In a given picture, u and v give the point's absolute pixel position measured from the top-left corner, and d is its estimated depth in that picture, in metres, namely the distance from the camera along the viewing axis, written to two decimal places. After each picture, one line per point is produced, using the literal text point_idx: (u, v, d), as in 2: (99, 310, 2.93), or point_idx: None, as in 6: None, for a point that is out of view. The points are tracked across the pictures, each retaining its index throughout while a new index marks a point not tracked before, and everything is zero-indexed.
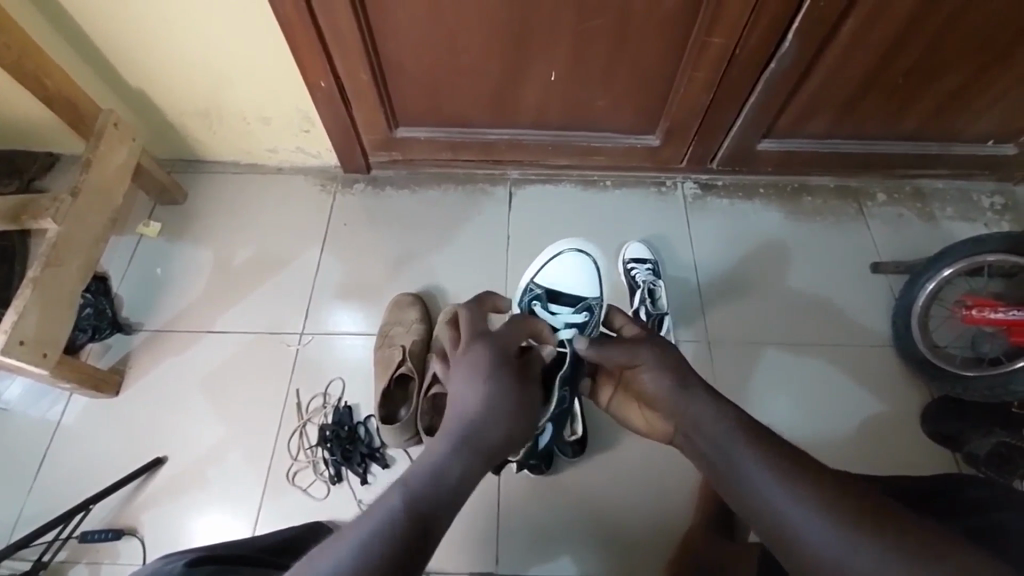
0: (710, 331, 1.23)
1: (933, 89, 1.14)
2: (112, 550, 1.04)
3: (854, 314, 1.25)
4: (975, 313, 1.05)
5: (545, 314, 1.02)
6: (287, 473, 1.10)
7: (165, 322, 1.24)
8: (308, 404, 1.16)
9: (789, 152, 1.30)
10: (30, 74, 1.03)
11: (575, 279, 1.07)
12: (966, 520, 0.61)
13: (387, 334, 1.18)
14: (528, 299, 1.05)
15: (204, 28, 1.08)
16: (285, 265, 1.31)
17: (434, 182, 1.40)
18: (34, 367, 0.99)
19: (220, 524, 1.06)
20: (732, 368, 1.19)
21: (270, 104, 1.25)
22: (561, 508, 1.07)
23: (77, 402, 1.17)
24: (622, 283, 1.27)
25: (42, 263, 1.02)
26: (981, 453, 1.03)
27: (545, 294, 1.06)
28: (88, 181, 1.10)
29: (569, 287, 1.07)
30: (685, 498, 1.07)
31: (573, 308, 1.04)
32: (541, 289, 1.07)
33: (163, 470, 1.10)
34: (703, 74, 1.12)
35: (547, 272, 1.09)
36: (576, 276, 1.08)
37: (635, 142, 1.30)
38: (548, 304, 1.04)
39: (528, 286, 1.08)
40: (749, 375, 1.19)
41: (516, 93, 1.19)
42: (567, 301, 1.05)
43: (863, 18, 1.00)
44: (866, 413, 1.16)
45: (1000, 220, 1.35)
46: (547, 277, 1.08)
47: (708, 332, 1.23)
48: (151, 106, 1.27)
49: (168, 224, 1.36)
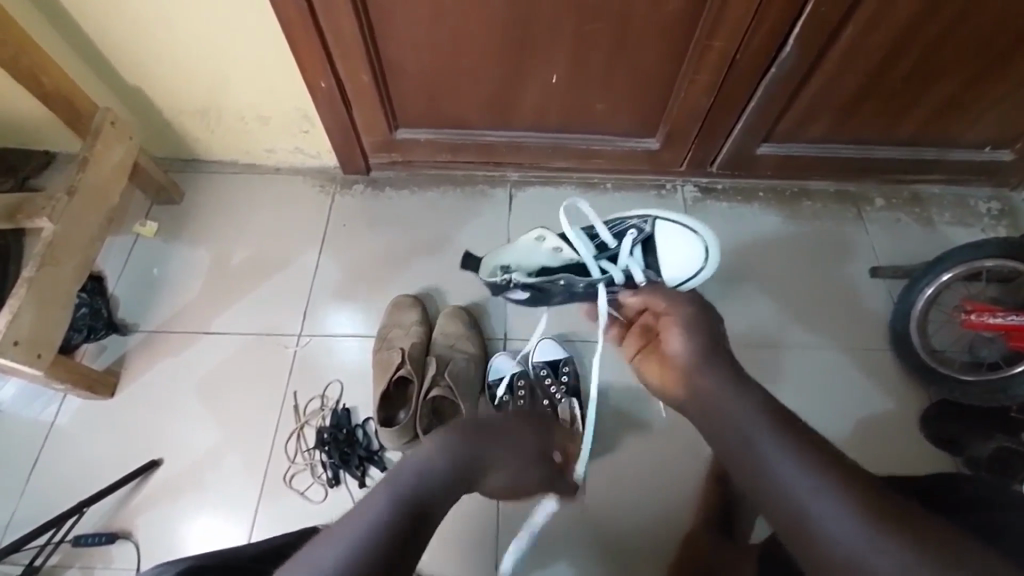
0: None
1: (932, 95, 1.15)
2: (106, 554, 1.03)
3: (853, 317, 1.26)
4: (973, 318, 1.06)
5: (623, 247, 1.09)
6: (284, 477, 1.09)
7: (160, 323, 1.23)
8: (306, 407, 1.15)
9: (788, 156, 1.30)
10: (26, 71, 1.02)
11: (670, 252, 1.10)
12: (961, 521, 0.62)
13: (386, 336, 1.18)
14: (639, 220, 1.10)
15: (201, 25, 1.07)
16: (283, 266, 1.30)
17: (433, 183, 1.39)
18: (26, 367, 0.98)
19: (215, 528, 1.05)
20: None
21: (268, 103, 1.24)
22: (560, 514, 1.06)
23: (71, 404, 1.15)
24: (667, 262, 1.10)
25: (37, 262, 1.01)
26: (983, 457, 1.05)
27: (644, 239, 1.10)
28: (84, 180, 1.09)
29: (666, 248, 1.10)
30: (685, 501, 1.07)
31: (644, 267, 1.09)
32: (647, 233, 1.10)
33: (157, 474, 1.09)
34: (703, 79, 1.12)
35: (665, 224, 1.09)
36: (673, 249, 1.10)
37: (635, 145, 1.29)
38: (638, 241, 1.10)
39: (645, 218, 1.10)
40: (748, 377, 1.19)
41: (518, 94, 1.18)
42: (650, 256, 1.10)
43: (861, 26, 1.01)
44: (864, 416, 1.16)
45: (996, 226, 1.35)
46: (662, 229, 1.09)
47: None
48: (149, 105, 1.26)
49: (165, 224, 1.35)
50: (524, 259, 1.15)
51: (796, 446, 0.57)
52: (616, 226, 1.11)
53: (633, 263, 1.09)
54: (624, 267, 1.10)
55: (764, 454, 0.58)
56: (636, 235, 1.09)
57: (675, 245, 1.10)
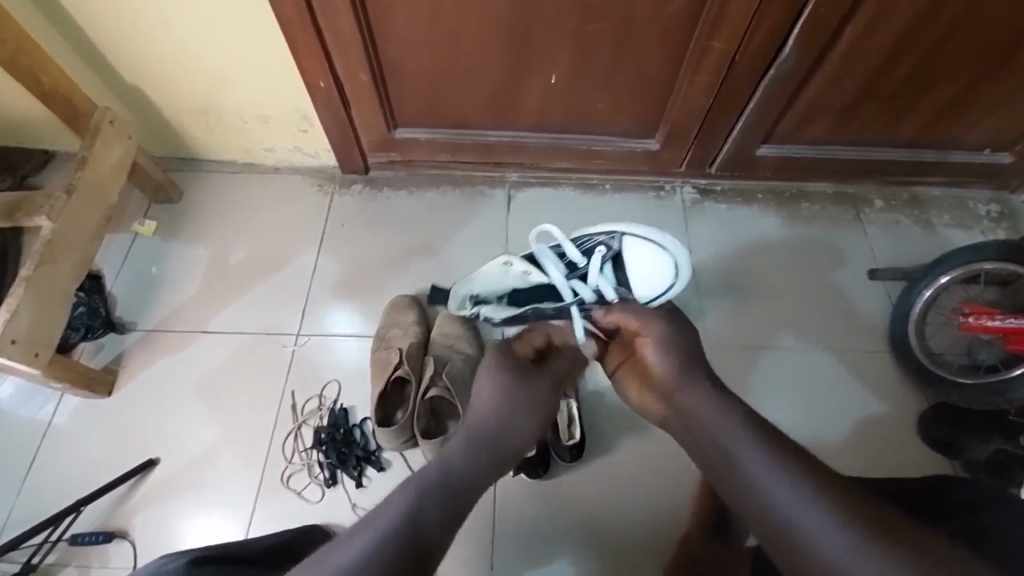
0: (707, 335, 1.23)
1: (931, 98, 1.15)
2: (102, 554, 1.03)
3: (851, 319, 1.25)
4: (972, 321, 1.06)
5: (594, 267, 1.05)
6: (281, 477, 1.09)
7: (158, 323, 1.23)
8: (303, 406, 1.15)
9: (786, 157, 1.30)
10: (25, 70, 1.02)
11: (639, 267, 1.06)
12: (957, 525, 0.62)
13: (383, 336, 1.17)
14: (608, 236, 1.06)
15: (201, 25, 1.07)
16: (282, 265, 1.30)
17: (431, 184, 1.39)
18: (24, 366, 0.98)
19: (213, 527, 1.04)
20: (730, 373, 1.19)
21: (267, 102, 1.23)
22: (558, 516, 1.06)
23: (68, 403, 1.15)
24: (636, 278, 1.07)
25: (35, 261, 1.01)
26: (981, 460, 1.05)
27: (612, 256, 1.06)
28: (83, 178, 1.09)
29: (637, 265, 1.06)
30: (683, 502, 1.07)
31: (615, 286, 1.06)
32: (616, 249, 1.05)
33: (154, 473, 1.09)
34: (703, 80, 1.12)
35: (633, 240, 1.05)
36: (645, 264, 1.06)
37: (634, 146, 1.29)
38: (607, 259, 1.05)
39: (611, 233, 1.06)
40: (746, 379, 1.19)
41: (517, 94, 1.18)
42: (620, 273, 1.06)
43: (861, 28, 1.00)
44: (862, 418, 1.16)
45: (996, 229, 1.35)
46: (630, 244, 1.05)
47: (705, 336, 1.23)
48: (148, 104, 1.26)
49: (163, 223, 1.35)
50: (491, 285, 1.11)
51: (792, 449, 0.57)
52: (584, 243, 1.07)
53: (604, 282, 1.05)
54: (594, 286, 1.05)
55: (760, 457, 0.58)
56: (604, 251, 1.05)
57: (645, 261, 1.06)
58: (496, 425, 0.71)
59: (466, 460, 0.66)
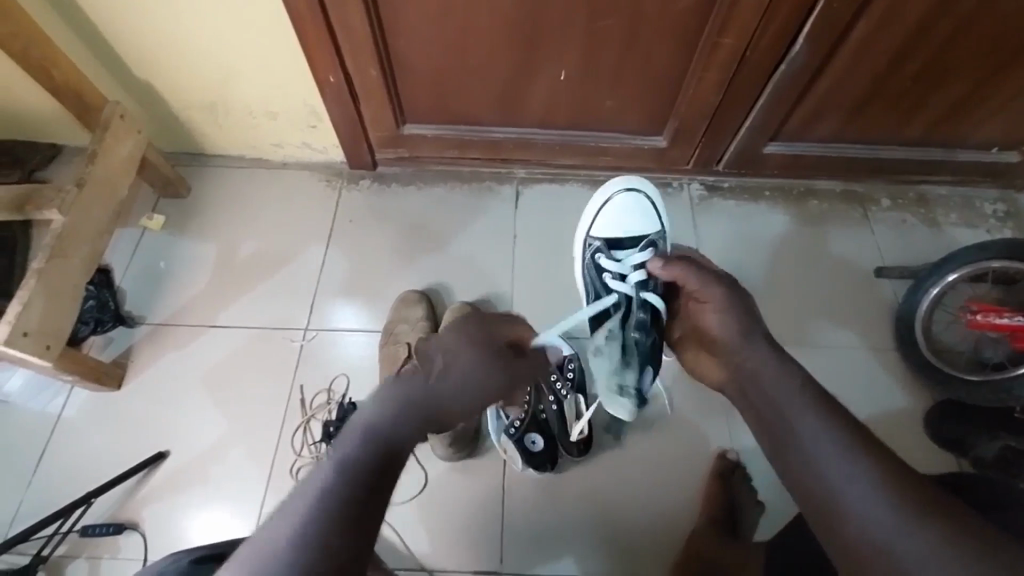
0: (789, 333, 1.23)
1: (940, 96, 1.15)
2: (112, 545, 1.04)
3: (858, 317, 1.26)
4: (979, 318, 1.06)
5: (612, 264, 0.96)
6: (290, 470, 1.09)
7: (165, 316, 1.23)
8: (312, 401, 1.15)
9: (795, 156, 1.30)
10: (37, 64, 1.03)
11: (631, 228, 1.00)
12: None
13: (393, 332, 1.18)
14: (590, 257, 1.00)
15: (212, 20, 1.08)
16: (289, 261, 1.30)
17: (440, 180, 1.39)
18: (35, 359, 0.98)
19: (221, 521, 1.05)
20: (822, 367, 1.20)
21: (276, 97, 1.24)
22: (566, 511, 1.06)
23: (78, 395, 1.16)
24: (628, 228, 1.01)
25: (46, 254, 1.01)
26: (988, 456, 1.08)
27: (608, 246, 1.00)
28: (93, 172, 1.09)
29: (624, 224, 1.01)
30: (691, 498, 1.07)
31: (637, 249, 0.98)
32: (601, 241, 1.01)
33: (163, 466, 1.09)
34: (712, 77, 1.12)
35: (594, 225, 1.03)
36: (623, 218, 1.01)
37: (642, 143, 1.30)
38: (610, 252, 0.98)
39: (588, 240, 1.03)
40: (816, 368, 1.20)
41: (526, 91, 1.18)
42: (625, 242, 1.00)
43: (871, 26, 1.01)
44: (869, 415, 1.16)
45: (1002, 227, 1.35)
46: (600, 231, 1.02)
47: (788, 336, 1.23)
48: (157, 99, 1.26)
49: (171, 218, 1.35)
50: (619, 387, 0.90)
51: None
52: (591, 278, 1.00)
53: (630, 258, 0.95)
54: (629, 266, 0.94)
55: None
56: (602, 255, 0.98)
57: (620, 217, 1.01)
58: (436, 387, 0.70)
59: (412, 429, 0.66)
